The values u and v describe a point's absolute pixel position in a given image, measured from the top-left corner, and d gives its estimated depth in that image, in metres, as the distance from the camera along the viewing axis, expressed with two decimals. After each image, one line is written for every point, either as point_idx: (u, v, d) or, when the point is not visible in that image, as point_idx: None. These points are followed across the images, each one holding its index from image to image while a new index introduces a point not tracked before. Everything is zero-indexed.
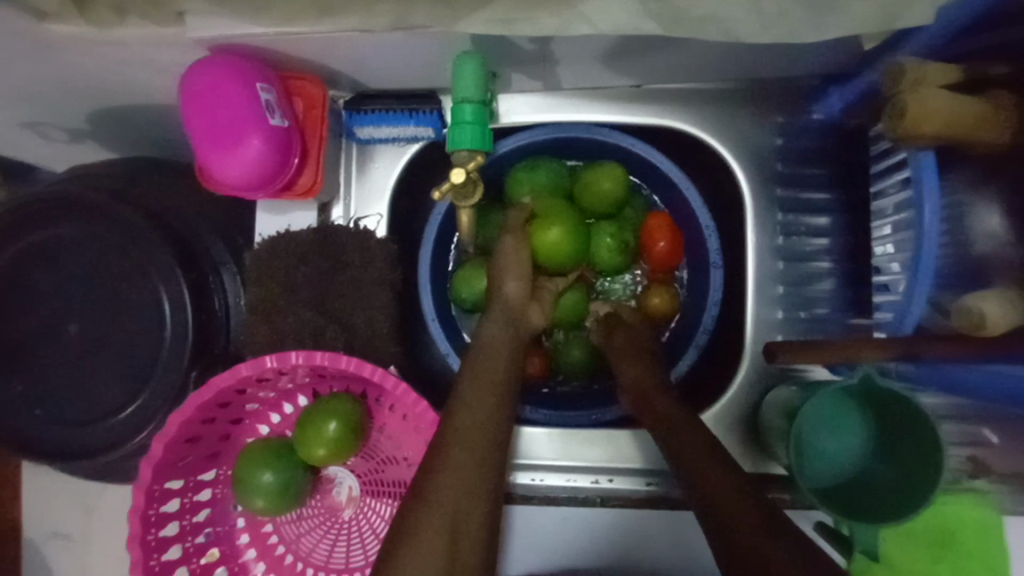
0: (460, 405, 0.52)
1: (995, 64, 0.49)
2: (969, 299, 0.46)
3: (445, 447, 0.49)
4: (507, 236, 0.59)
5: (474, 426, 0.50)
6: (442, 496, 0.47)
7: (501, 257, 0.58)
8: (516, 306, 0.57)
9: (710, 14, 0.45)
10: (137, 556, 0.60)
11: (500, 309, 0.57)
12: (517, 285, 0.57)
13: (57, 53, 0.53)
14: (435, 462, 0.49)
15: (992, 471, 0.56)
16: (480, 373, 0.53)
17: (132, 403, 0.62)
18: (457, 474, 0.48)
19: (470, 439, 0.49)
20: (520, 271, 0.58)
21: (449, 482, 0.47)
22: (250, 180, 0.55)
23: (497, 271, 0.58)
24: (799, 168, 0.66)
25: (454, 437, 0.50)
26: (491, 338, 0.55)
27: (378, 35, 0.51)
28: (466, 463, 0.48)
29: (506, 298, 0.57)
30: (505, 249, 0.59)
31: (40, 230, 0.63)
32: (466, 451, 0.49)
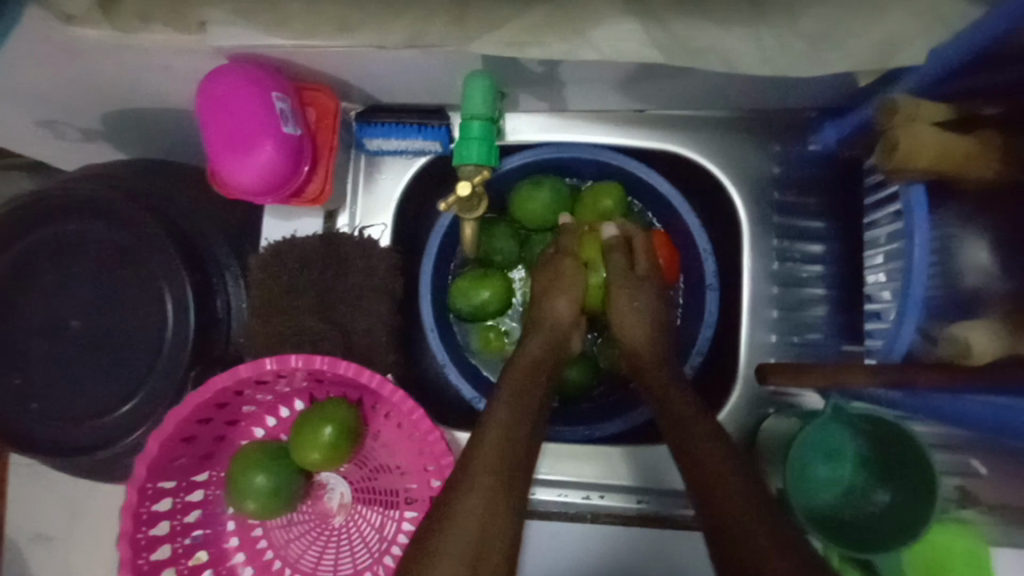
0: (489, 427, 0.53)
1: (988, 104, 0.51)
2: (954, 329, 0.48)
3: (469, 468, 0.50)
4: (563, 257, 0.64)
5: (500, 447, 0.51)
6: (466, 518, 0.47)
7: (557, 276, 0.64)
8: (564, 326, 0.62)
9: (712, 44, 0.47)
10: (126, 555, 0.60)
11: (549, 326, 0.62)
12: (566, 304, 0.63)
13: (80, 54, 0.55)
14: (461, 482, 0.49)
15: (980, 502, 0.57)
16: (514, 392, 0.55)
17: (129, 400, 0.62)
18: (482, 498, 0.48)
19: (495, 459, 0.50)
20: (572, 294, 0.63)
21: (473, 505, 0.47)
22: (261, 186, 0.56)
23: (549, 288, 0.64)
24: (796, 196, 0.67)
25: (481, 459, 0.50)
26: (530, 358, 0.59)
27: (392, 52, 0.52)
28: (490, 485, 0.49)
29: (556, 317, 0.62)
30: (561, 272, 0.64)
31: (49, 226, 0.64)
32: (491, 473, 0.49)
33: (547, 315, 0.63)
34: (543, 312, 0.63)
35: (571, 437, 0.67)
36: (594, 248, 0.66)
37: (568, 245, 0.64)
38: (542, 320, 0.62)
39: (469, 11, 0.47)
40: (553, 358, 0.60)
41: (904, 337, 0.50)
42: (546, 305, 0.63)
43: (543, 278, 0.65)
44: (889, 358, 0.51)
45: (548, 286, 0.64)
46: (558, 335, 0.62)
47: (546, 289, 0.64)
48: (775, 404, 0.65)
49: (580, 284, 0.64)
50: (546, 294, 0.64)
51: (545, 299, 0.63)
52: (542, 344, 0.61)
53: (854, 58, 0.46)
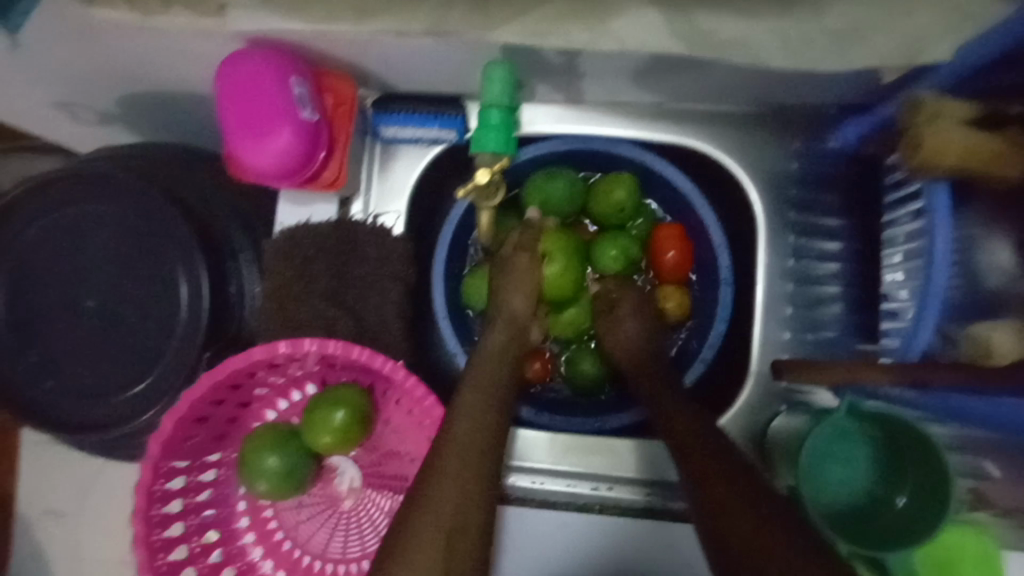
0: (458, 416, 0.53)
1: (1015, 103, 0.50)
2: (977, 328, 0.48)
3: (440, 455, 0.50)
4: (521, 254, 0.63)
5: (470, 433, 0.52)
6: (437, 503, 0.48)
7: (509, 273, 0.62)
8: (520, 321, 0.62)
9: (735, 37, 0.46)
10: (140, 531, 0.61)
11: (504, 321, 0.61)
12: (522, 301, 0.62)
13: (100, 37, 0.55)
14: (432, 467, 0.50)
15: (992, 504, 0.57)
16: (479, 381, 0.56)
17: (143, 381, 0.63)
18: (451, 483, 0.49)
19: (465, 446, 0.51)
20: (526, 292, 0.62)
21: (445, 490, 0.48)
22: (277, 171, 0.57)
23: (504, 284, 0.62)
24: (814, 194, 0.67)
25: (450, 446, 0.51)
26: (490, 351, 0.59)
27: (411, 39, 0.52)
28: (460, 471, 0.50)
29: (511, 312, 0.62)
30: (516, 268, 0.62)
31: (65, 208, 0.64)
32: (460, 459, 0.50)
33: (501, 310, 0.62)
34: (498, 307, 0.62)
35: (579, 428, 0.68)
36: (555, 241, 0.64)
37: (527, 242, 0.63)
38: (496, 314, 0.62)
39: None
40: (513, 350, 0.60)
41: (922, 334, 0.50)
42: (501, 300, 0.62)
43: (499, 272, 0.63)
44: (906, 357, 0.51)
45: (503, 282, 0.62)
46: (516, 329, 0.62)
47: (501, 283, 0.63)
48: (786, 400, 0.65)
49: (534, 280, 0.62)
50: (500, 288, 0.63)
51: (500, 294, 0.62)
52: (501, 338, 0.61)
53: (879, 54, 0.45)
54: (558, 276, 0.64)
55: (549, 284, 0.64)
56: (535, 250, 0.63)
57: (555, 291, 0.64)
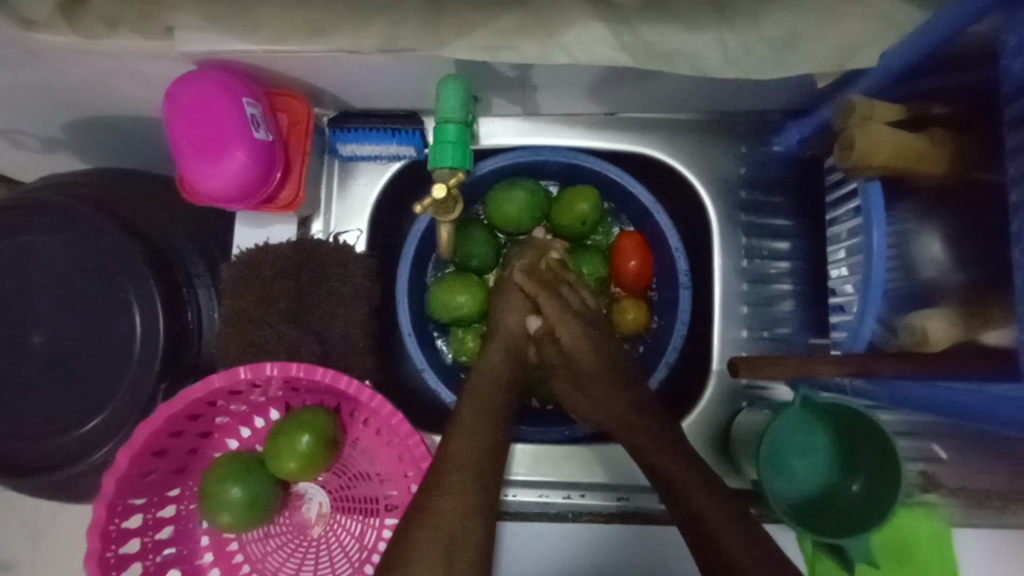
0: (457, 432, 0.56)
1: (934, 105, 0.54)
2: (914, 318, 0.51)
3: (441, 474, 0.53)
4: (517, 271, 0.64)
5: (469, 452, 0.55)
6: (438, 520, 0.51)
7: (506, 289, 0.64)
8: (517, 338, 0.62)
9: (679, 49, 0.49)
10: (94, 574, 0.58)
11: (501, 338, 0.62)
12: (519, 320, 0.63)
13: (41, 61, 0.54)
14: (434, 484, 0.53)
15: (942, 485, 0.60)
16: (476, 399, 0.58)
17: (95, 415, 0.60)
18: (452, 502, 0.51)
19: (464, 464, 0.54)
20: (523, 309, 0.63)
21: (445, 509, 0.51)
22: (232, 193, 0.56)
23: (501, 301, 0.63)
24: (763, 196, 0.69)
25: (450, 465, 0.54)
26: (489, 369, 0.60)
27: (365, 57, 0.53)
28: (460, 490, 0.52)
29: (507, 330, 0.62)
30: (512, 286, 0.64)
31: (7, 239, 0.62)
32: (459, 476, 0.53)
33: (498, 327, 0.63)
34: (494, 324, 0.63)
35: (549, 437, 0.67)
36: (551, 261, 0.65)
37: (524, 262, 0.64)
38: (494, 334, 0.63)
39: (443, 16, 0.48)
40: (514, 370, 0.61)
41: (866, 327, 0.52)
42: (497, 318, 0.63)
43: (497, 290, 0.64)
44: (854, 349, 0.54)
45: (501, 300, 0.63)
46: (513, 347, 0.62)
47: (499, 300, 0.64)
48: (747, 397, 0.67)
49: (529, 299, 0.63)
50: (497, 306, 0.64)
51: (498, 311, 0.63)
52: (500, 353, 0.61)
53: (812, 62, 0.48)
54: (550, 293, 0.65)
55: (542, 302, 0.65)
56: (535, 267, 0.64)
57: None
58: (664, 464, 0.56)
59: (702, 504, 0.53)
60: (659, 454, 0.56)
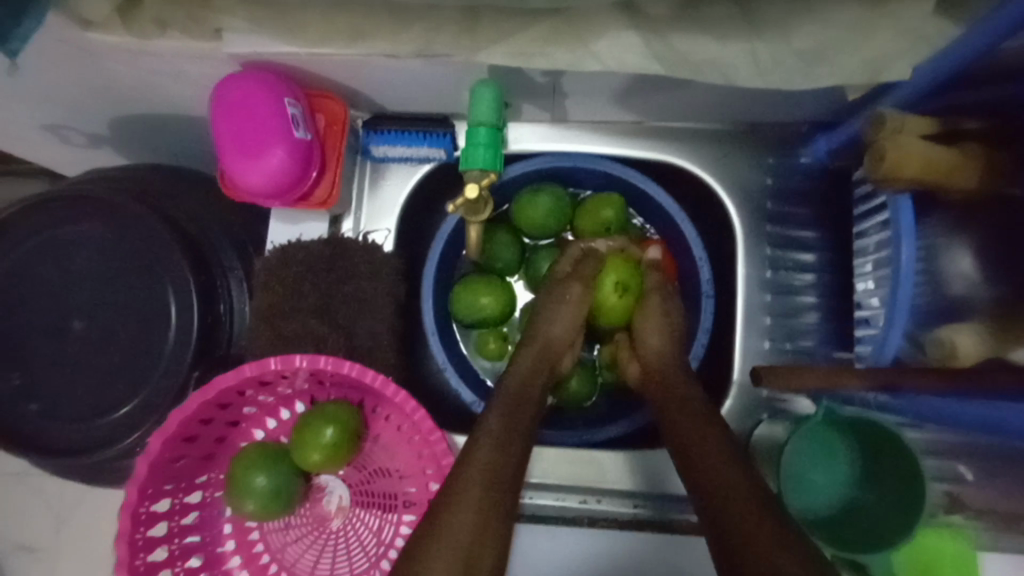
0: (483, 437, 0.52)
1: (966, 119, 0.53)
2: (942, 333, 0.51)
3: (460, 482, 0.49)
4: (575, 283, 0.63)
5: (493, 459, 0.50)
6: (455, 532, 0.45)
7: (557, 300, 0.63)
8: (556, 347, 0.62)
9: (709, 59, 0.49)
10: (124, 554, 0.60)
11: (540, 345, 0.61)
12: (564, 331, 0.62)
13: (95, 59, 0.56)
14: (452, 493, 0.48)
15: (967, 506, 0.58)
16: (508, 406, 0.55)
17: (130, 400, 0.62)
18: (471, 512, 0.47)
19: (485, 472, 0.49)
20: (570, 320, 0.62)
21: (463, 520, 0.46)
22: (270, 188, 0.58)
23: (549, 309, 0.63)
24: (789, 207, 0.69)
25: (471, 472, 0.49)
26: (523, 375, 0.58)
27: (401, 61, 0.55)
28: (480, 499, 0.48)
29: (548, 338, 0.62)
30: (564, 296, 0.63)
31: (54, 228, 0.64)
32: (480, 486, 0.48)
33: (538, 334, 0.62)
34: (536, 331, 0.62)
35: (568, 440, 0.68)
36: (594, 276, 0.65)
37: (581, 270, 0.64)
38: (534, 340, 0.61)
39: (478, 22, 0.49)
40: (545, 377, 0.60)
41: (892, 340, 0.52)
42: (540, 324, 0.62)
43: (548, 298, 0.63)
44: (879, 361, 0.54)
45: (547, 307, 0.63)
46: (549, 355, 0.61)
47: (546, 306, 0.63)
48: (769, 409, 0.67)
49: (579, 312, 0.63)
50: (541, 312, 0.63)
51: (542, 320, 0.62)
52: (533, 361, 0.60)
53: (843, 74, 0.48)
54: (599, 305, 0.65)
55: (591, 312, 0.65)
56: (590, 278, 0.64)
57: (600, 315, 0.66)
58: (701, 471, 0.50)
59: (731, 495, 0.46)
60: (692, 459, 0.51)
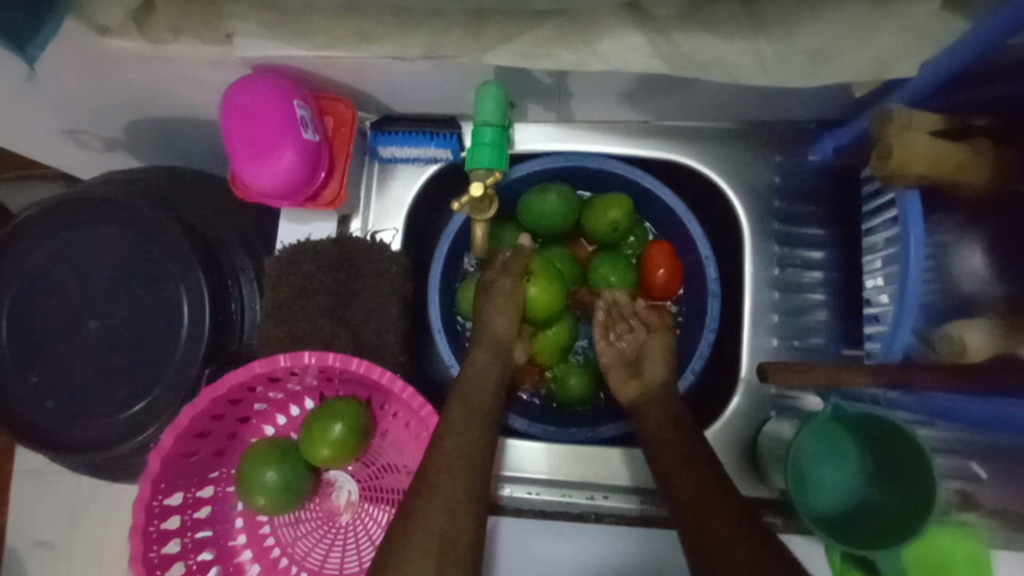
0: (449, 429, 0.55)
1: (979, 116, 0.53)
2: (952, 329, 0.51)
3: (431, 472, 0.52)
4: (505, 277, 0.63)
5: (461, 448, 0.53)
6: (427, 519, 0.48)
7: (494, 295, 0.63)
8: (502, 341, 0.63)
9: (713, 58, 0.49)
10: (138, 547, 0.61)
11: (486, 341, 0.62)
12: (505, 322, 0.62)
13: (111, 65, 0.58)
14: (424, 484, 0.51)
15: (981, 506, 0.58)
16: (468, 398, 0.58)
17: (144, 398, 0.64)
18: (442, 500, 0.50)
19: (455, 461, 0.52)
20: (510, 312, 0.62)
21: (436, 505, 0.49)
22: (279, 189, 0.59)
23: (487, 306, 0.63)
24: (796, 205, 0.69)
25: (440, 463, 0.52)
26: (477, 373, 0.61)
27: (409, 63, 0.55)
28: (450, 487, 0.51)
29: (493, 332, 0.62)
30: (499, 290, 0.63)
31: (71, 229, 0.66)
32: (450, 474, 0.51)
33: (485, 330, 0.63)
34: (480, 326, 0.63)
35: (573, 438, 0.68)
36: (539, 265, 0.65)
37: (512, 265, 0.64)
38: (481, 336, 0.63)
39: (484, 23, 0.50)
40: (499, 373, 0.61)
41: (901, 337, 0.52)
42: (484, 321, 0.63)
43: (484, 296, 0.64)
44: (888, 359, 0.53)
45: (488, 304, 0.63)
46: (501, 349, 0.63)
47: (484, 305, 0.64)
48: (776, 406, 0.67)
49: (515, 301, 0.63)
50: (484, 310, 0.64)
51: (485, 315, 0.63)
52: (487, 360, 0.62)
53: (848, 70, 0.48)
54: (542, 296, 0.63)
55: (534, 303, 0.63)
56: (519, 272, 0.64)
57: (540, 310, 0.64)
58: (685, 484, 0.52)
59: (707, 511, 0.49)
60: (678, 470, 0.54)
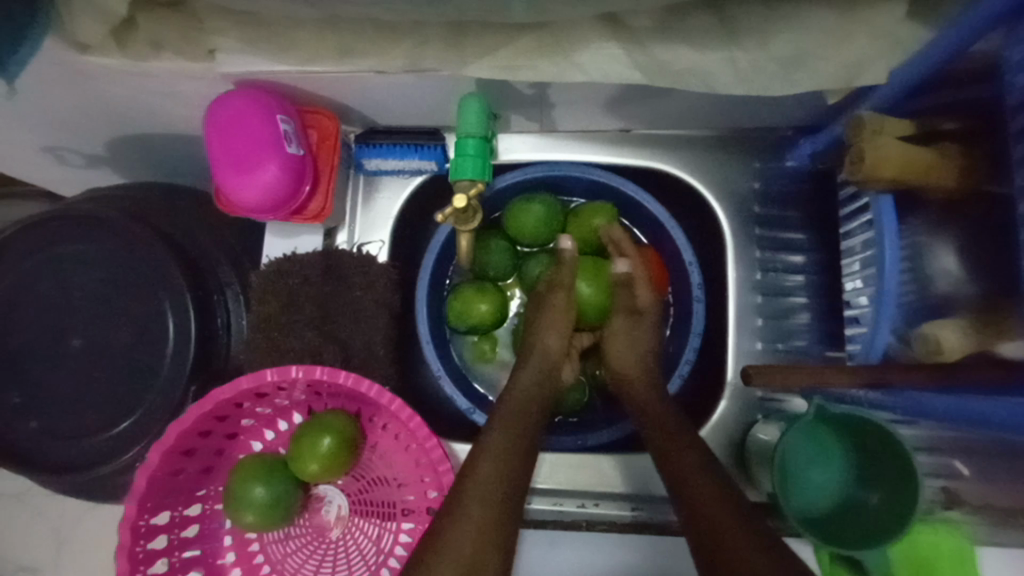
0: (486, 449, 0.54)
1: (945, 119, 0.55)
2: (926, 329, 0.52)
3: (464, 494, 0.50)
4: (558, 292, 0.66)
5: (496, 469, 0.52)
6: (458, 539, 0.47)
7: (545, 312, 0.65)
8: (552, 358, 0.64)
9: (690, 68, 0.51)
10: (124, 568, 0.60)
11: (540, 357, 0.64)
12: (557, 339, 0.65)
13: (93, 82, 0.58)
14: (453, 508, 0.50)
15: (964, 502, 0.59)
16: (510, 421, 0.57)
17: (129, 415, 0.63)
18: (474, 521, 0.48)
19: (492, 482, 0.51)
20: (561, 329, 0.65)
21: (468, 527, 0.48)
22: (264, 204, 0.59)
23: (539, 323, 0.65)
24: (777, 210, 0.70)
25: (474, 484, 0.51)
26: (522, 390, 0.60)
27: (391, 77, 0.56)
28: (485, 508, 0.49)
29: (546, 348, 0.64)
30: (552, 307, 0.65)
31: (52, 247, 0.65)
32: (485, 495, 0.50)
33: (536, 347, 0.64)
34: (534, 343, 0.65)
35: (564, 446, 0.68)
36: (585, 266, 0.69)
37: (563, 281, 0.66)
38: (532, 354, 0.64)
39: (465, 38, 0.51)
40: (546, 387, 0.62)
41: (880, 339, 0.53)
42: (539, 335, 0.65)
43: (538, 314, 0.66)
44: (868, 360, 0.54)
45: (543, 322, 0.65)
46: (548, 367, 0.64)
47: (537, 322, 0.65)
48: (763, 409, 0.68)
49: (566, 317, 0.65)
50: (538, 327, 0.65)
51: (537, 333, 0.65)
52: (532, 375, 0.62)
53: (822, 77, 0.49)
54: (592, 297, 0.68)
55: (585, 305, 0.68)
56: (570, 286, 0.66)
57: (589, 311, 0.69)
58: (687, 490, 0.52)
59: (716, 522, 0.48)
60: (682, 478, 0.53)
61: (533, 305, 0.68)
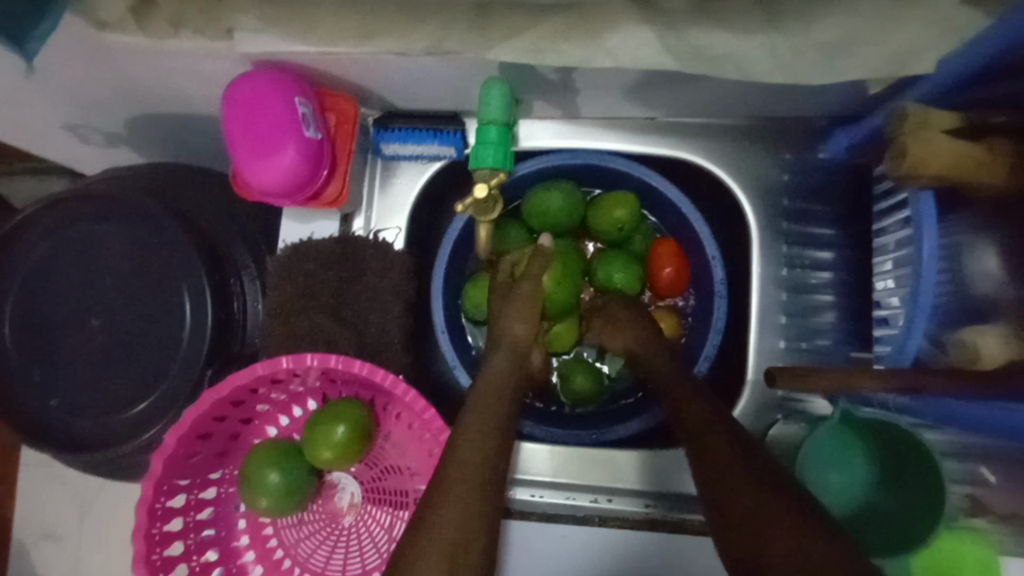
0: (463, 435, 0.52)
1: (996, 113, 0.52)
2: (966, 334, 0.50)
3: (444, 483, 0.49)
4: (524, 282, 0.62)
5: (473, 458, 0.50)
6: (440, 530, 0.46)
7: (509, 302, 0.61)
8: (522, 349, 0.60)
9: (725, 54, 0.48)
10: (141, 549, 0.61)
11: (506, 347, 0.60)
12: (524, 326, 0.61)
13: (111, 61, 0.57)
14: (434, 496, 0.48)
15: (990, 511, 0.57)
16: (482, 407, 0.54)
17: (146, 397, 0.63)
18: (455, 510, 0.47)
19: (471, 469, 0.49)
20: (528, 317, 0.61)
21: (449, 517, 0.47)
22: (282, 188, 0.58)
23: (504, 311, 0.61)
24: (807, 203, 0.68)
25: (452, 472, 0.49)
26: (496, 373, 0.57)
27: (412, 59, 0.54)
28: (465, 498, 0.48)
29: (512, 338, 0.60)
30: (520, 295, 0.62)
31: (72, 227, 0.65)
32: (463, 484, 0.48)
33: (502, 335, 0.60)
34: (499, 333, 0.61)
35: (578, 441, 0.68)
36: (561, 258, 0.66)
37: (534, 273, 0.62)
38: (498, 343, 0.60)
39: (489, 19, 0.49)
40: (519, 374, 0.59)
41: (912, 341, 0.51)
42: (502, 325, 0.61)
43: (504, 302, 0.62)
44: (898, 363, 0.52)
45: (507, 310, 0.61)
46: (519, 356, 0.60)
47: (502, 310, 0.61)
48: (783, 409, 0.66)
49: (534, 306, 0.61)
50: (501, 314, 0.62)
51: (505, 320, 0.61)
52: (505, 359, 0.59)
53: (864, 67, 0.47)
54: (554, 292, 0.64)
55: (548, 299, 0.64)
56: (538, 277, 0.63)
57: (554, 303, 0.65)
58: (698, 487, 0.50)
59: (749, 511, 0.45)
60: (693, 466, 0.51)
61: (496, 297, 0.64)
